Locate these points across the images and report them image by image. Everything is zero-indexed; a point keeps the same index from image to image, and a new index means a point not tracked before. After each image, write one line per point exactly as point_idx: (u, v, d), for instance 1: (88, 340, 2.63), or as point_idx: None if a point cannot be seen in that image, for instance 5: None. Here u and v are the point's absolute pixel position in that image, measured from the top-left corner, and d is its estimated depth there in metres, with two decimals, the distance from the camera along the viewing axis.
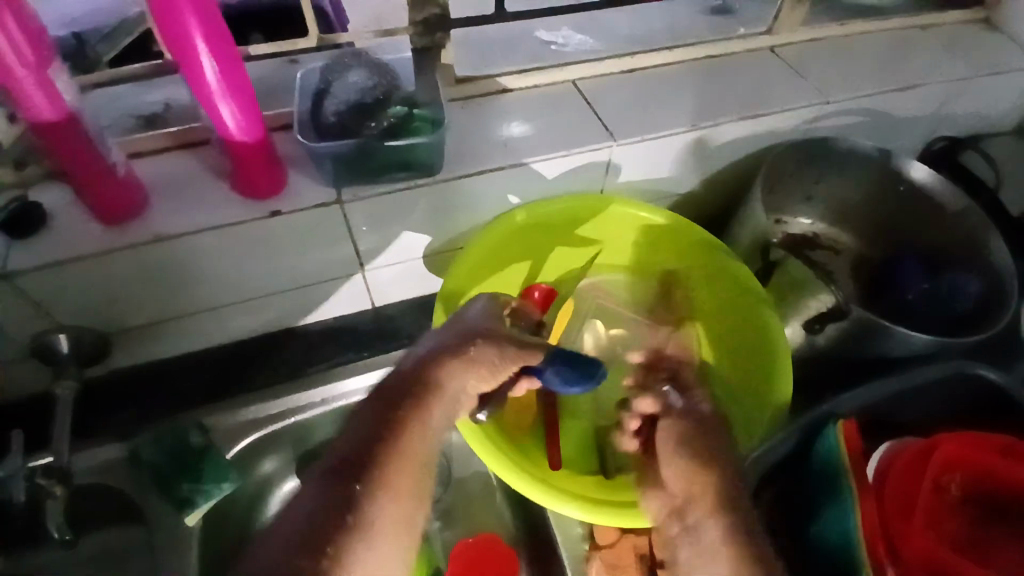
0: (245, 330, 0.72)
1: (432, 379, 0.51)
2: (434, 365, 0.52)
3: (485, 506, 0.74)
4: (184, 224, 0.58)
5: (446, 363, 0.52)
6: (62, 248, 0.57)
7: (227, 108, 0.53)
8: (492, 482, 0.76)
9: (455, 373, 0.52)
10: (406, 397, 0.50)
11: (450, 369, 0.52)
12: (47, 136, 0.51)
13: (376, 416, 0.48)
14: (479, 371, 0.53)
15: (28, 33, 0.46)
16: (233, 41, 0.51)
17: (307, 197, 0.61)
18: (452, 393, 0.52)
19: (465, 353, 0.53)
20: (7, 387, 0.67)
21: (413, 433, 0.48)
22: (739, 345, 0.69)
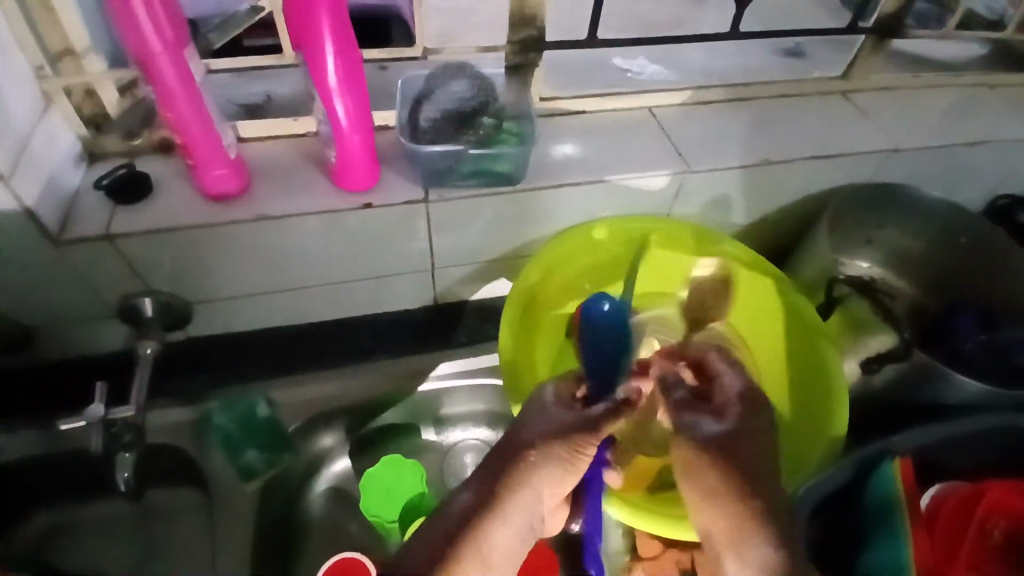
0: (315, 313, 0.75)
1: (499, 498, 0.46)
2: (502, 481, 0.47)
3: None
4: (283, 207, 0.63)
5: (514, 473, 0.47)
6: (165, 217, 0.62)
7: (341, 105, 0.56)
8: None
9: (523, 490, 0.46)
10: (473, 517, 0.46)
11: (517, 482, 0.46)
12: (176, 115, 0.56)
13: (442, 534, 0.46)
14: (551, 477, 0.47)
15: (171, 17, 0.51)
16: (356, 43, 0.55)
17: (397, 193, 0.64)
18: (523, 504, 0.47)
19: (526, 462, 0.47)
20: (93, 343, 0.71)
21: (474, 554, 0.45)
22: (800, 389, 0.70)
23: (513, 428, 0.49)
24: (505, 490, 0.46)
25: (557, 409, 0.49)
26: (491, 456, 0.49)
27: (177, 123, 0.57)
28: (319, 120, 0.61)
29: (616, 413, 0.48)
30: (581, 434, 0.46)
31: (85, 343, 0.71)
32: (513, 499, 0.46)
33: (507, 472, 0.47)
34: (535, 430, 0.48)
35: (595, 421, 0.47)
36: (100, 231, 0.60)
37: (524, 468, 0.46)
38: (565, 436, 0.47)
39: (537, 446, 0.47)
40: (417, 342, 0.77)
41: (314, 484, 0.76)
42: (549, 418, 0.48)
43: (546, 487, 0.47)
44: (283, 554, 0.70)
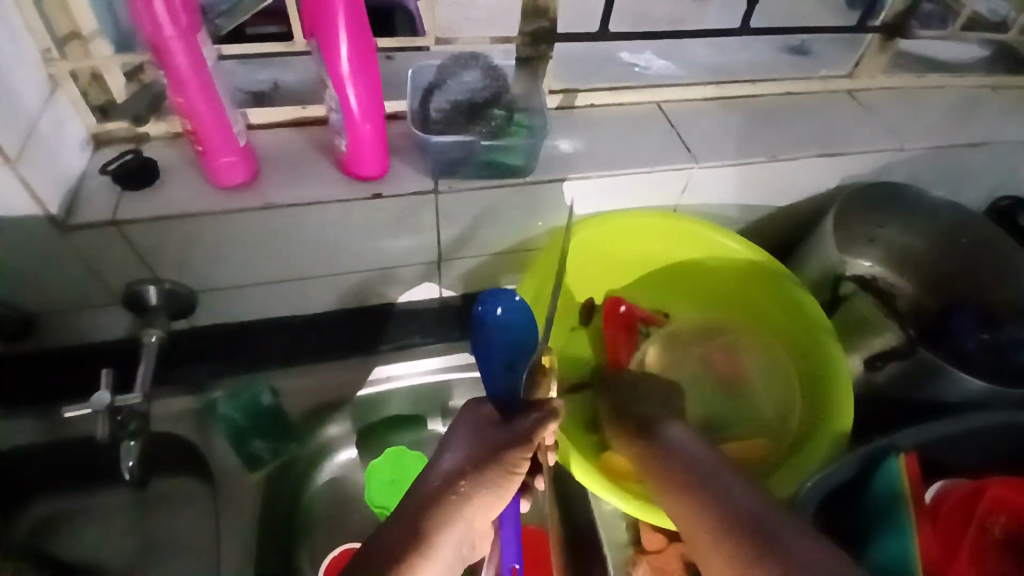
0: (321, 302, 0.75)
1: (428, 530, 0.44)
2: (432, 509, 0.46)
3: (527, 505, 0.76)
4: (291, 196, 0.62)
5: (443, 504, 0.46)
6: (173, 204, 0.61)
7: (353, 92, 0.56)
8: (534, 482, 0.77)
9: (453, 520, 0.46)
10: (397, 553, 0.42)
11: (449, 511, 0.46)
12: (187, 100, 0.55)
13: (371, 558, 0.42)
14: (482, 502, 0.47)
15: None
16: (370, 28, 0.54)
17: (405, 183, 0.64)
18: (453, 536, 0.45)
19: (457, 488, 0.47)
20: (96, 330, 0.71)
21: None
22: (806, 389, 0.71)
23: (444, 456, 0.50)
24: (433, 522, 0.45)
25: (487, 432, 0.51)
26: (424, 487, 0.48)
27: (188, 108, 0.56)
28: (330, 108, 0.60)
29: (544, 421, 0.50)
30: (515, 454, 0.48)
31: (88, 330, 0.71)
32: (444, 534, 0.45)
33: (437, 501, 0.46)
34: (465, 456, 0.49)
35: (525, 436, 0.49)
36: (107, 218, 0.60)
37: (456, 495, 0.47)
38: (496, 457, 0.48)
39: (466, 474, 0.47)
40: (424, 332, 0.77)
41: (318, 472, 0.75)
42: (477, 442, 0.51)
43: (478, 513, 0.48)
44: (286, 545, 0.70)
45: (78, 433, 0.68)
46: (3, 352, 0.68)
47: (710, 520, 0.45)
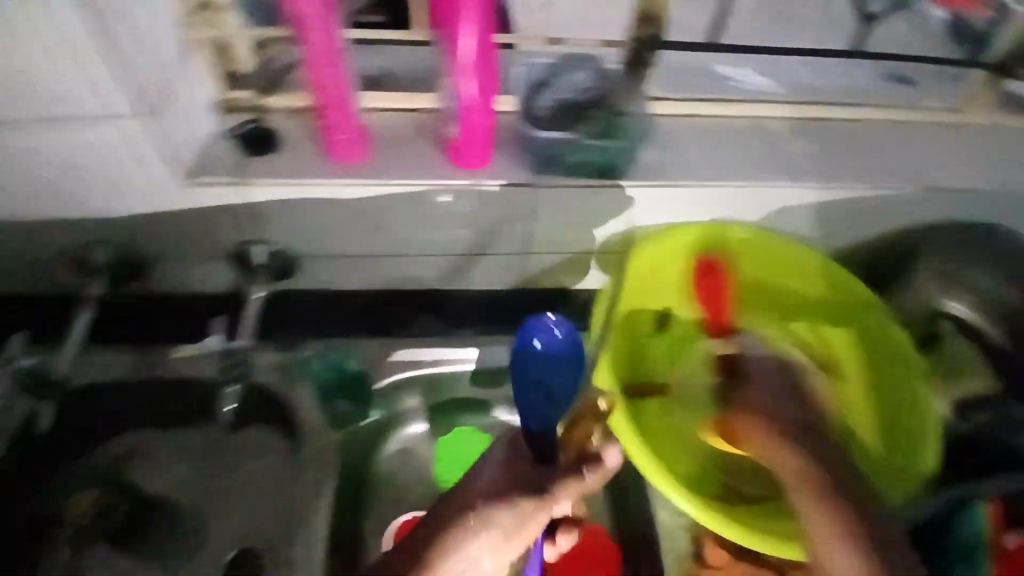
0: (406, 279, 0.78)
1: (433, 551, 0.48)
2: (443, 530, 0.49)
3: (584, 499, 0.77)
4: (400, 176, 0.66)
5: (455, 528, 0.49)
6: (292, 171, 0.65)
7: (468, 83, 0.58)
8: None
9: (460, 547, 0.48)
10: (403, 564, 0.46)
11: (456, 539, 0.48)
12: (318, 77, 0.59)
13: None
14: (490, 541, 0.49)
15: None
16: (492, 22, 0.56)
17: (505, 175, 0.66)
18: (459, 561, 0.48)
19: (469, 517, 0.49)
20: (201, 283, 0.76)
21: None
22: (888, 423, 0.70)
23: (471, 481, 0.53)
24: (438, 545, 0.48)
25: (514, 470, 0.53)
26: (439, 507, 0.52)
27: (317, 84, 0.60)
28: (444, 95, 0.63)
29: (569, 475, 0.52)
30: (529, 500, 0.50)
31: (194, 281, 0.76)
32: (448, 558, 0.48)
33: (449, 526, 0.49)
34: (486, 487, 0.52)
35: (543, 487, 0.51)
36: (232, 177, 0.65)
37: (465, 526, 0.49)
38: (513, 496, 0.50)
39: (477, 507, 0.50)
40: (500, 322, 0.80)
41: (386, 443, 0.79)
42: (503, 475, 0.53)
43: (486, 550, 0.49)
44: (354, 503, 0.74)
45: (177, 375, 0.72)
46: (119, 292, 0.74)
47: (832, 512, 0.48)
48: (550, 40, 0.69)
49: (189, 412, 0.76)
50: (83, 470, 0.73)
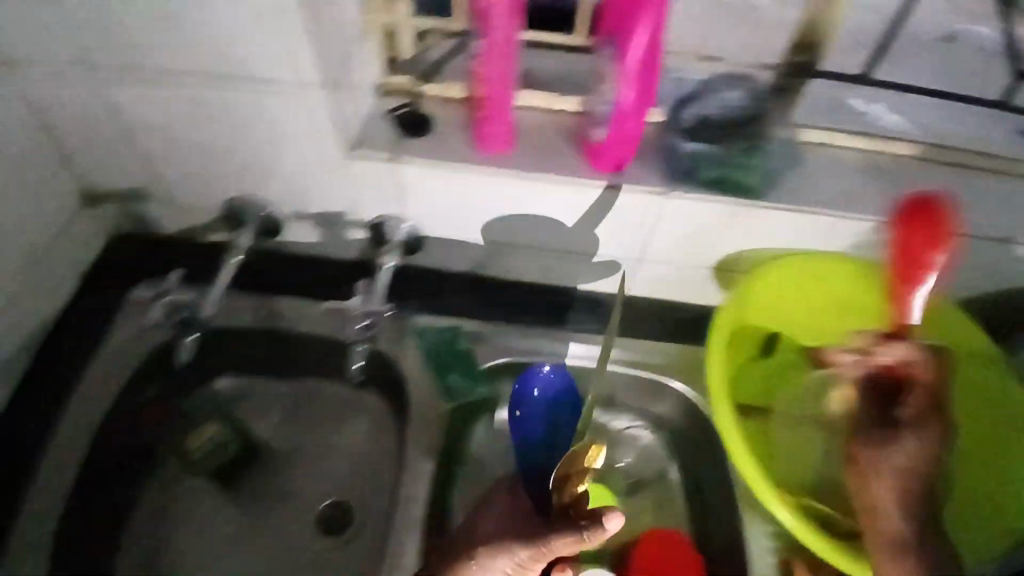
0: (517, 274, 0.82)
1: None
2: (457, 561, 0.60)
3: (668, 508, 0.79)
4: (544, 171, 0.68)
5: (462, 560, 0.60)
6: (443, 154, 0.69)
7: (627, 87, 0.60)
8: (677, 488, 0.80)
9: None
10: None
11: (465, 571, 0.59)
12: (488, 70, 0.63)
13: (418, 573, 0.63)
14: None
15: None
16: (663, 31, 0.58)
17: (644, 181, 0.68)
18: None
19: (473, 557, 0.59)
20: (334, 248, 0.82)
21: None
22: (980, 471, 0.74)
23: (484, 517, 0.63)
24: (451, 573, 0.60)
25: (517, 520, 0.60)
26: (458, 537, 0.63)
27: (486, 77, 0.63)
28: (600, 99, 0.65)
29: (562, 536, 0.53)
30: (520, 547, 0.56)
31: (329, 247, 0.82)
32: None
33: (461, 559, 0.60)
34: (493, 531, 0.60)
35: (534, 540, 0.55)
36: (389, 154, 0.69)
37: (471, 565, 0.59)
38: (511, 542, 0.57)
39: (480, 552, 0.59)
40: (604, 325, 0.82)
41: (482, 422, 0.82)
42: (506, 522, 0.60)
43: None
44: (449, 474, 0.77)
45: (306, 331, 0.79)
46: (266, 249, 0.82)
47: (919, 539, 0.52)
48: (703, 57, 0.71)
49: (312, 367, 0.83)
50: (211, 405, 0.82)
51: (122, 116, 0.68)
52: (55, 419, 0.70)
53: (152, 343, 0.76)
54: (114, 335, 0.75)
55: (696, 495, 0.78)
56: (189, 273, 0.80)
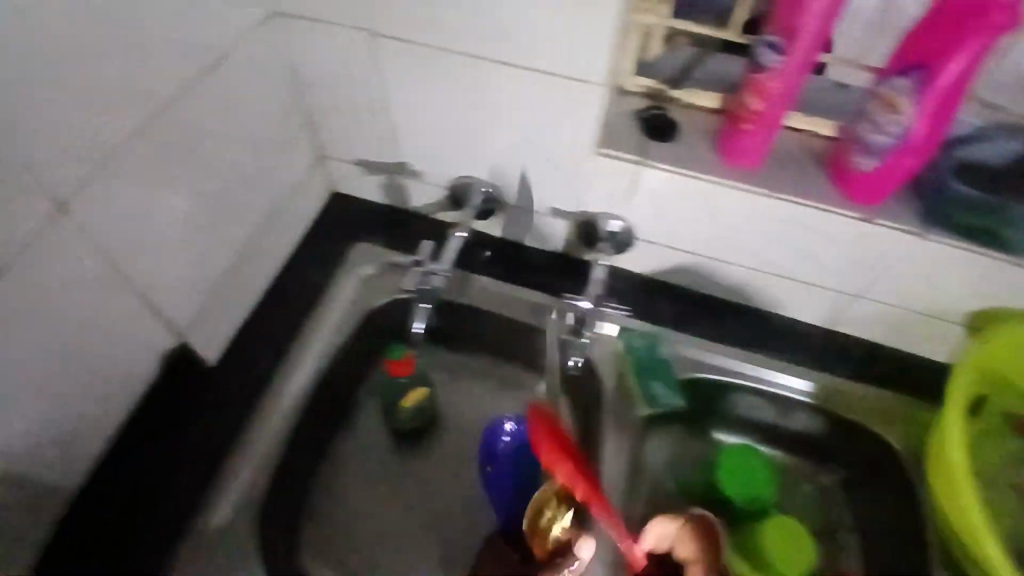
0: (721, 290, 0.83)
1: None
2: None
3: (832, 541, 0.80)
4: (792, 195, 0.68)
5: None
6: (692, 164, 0.69)
7: (921, 115, 0.59)
8: (845, 525, 0.81)
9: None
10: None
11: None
12: (780, 86, 0.60)
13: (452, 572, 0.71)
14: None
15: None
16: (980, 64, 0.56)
17: (894, 218, 0.67)
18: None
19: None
20: (540, 240, 0.84)
21: None
22: None
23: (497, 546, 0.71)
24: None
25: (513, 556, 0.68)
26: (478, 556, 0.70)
27: (772, 93, 0.61)
28: (876, 128, 0.62)
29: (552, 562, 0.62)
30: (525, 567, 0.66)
31: (536, 237, 0.84)
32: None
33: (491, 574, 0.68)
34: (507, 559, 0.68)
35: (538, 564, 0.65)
36: (636, 157, 0.69)
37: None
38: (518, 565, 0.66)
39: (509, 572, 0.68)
40: (796, 354, 0.81)
41: (663, 431, 0.85)
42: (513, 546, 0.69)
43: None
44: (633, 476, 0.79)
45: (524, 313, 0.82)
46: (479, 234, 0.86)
47: None
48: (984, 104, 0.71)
49: (505, 350, 0.87)
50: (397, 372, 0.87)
51: (381, 88, 0.72)
52: (277, 365, 0.76)
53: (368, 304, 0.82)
54: (341, 291, 0.82)
55: (862, 534, 0.80)
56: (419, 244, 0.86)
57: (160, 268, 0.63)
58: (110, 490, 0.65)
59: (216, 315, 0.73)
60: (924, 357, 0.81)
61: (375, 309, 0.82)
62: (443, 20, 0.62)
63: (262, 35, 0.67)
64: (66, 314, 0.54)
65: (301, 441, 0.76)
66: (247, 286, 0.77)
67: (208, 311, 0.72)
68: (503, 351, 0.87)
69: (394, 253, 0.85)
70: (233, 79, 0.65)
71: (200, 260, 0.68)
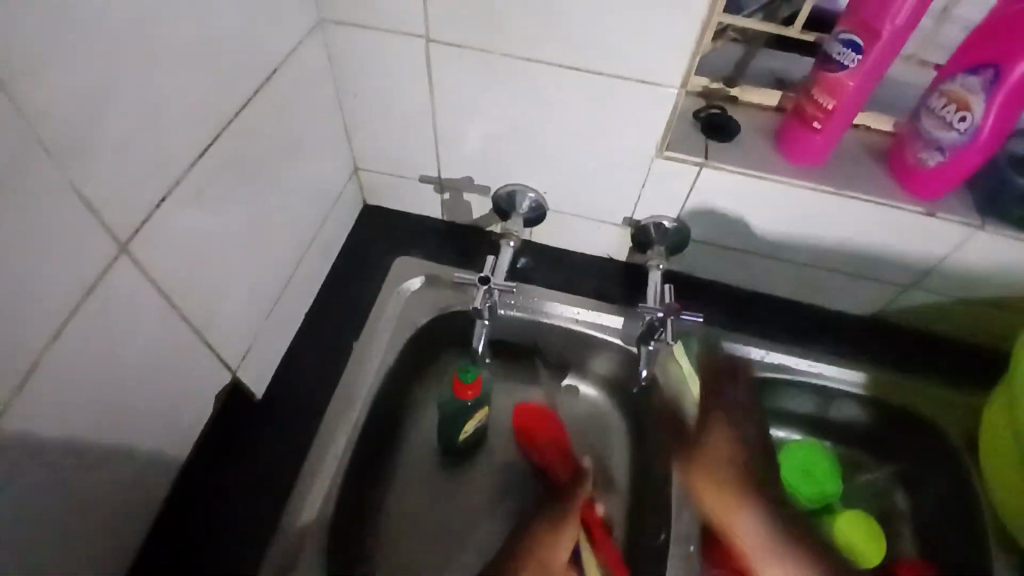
0: (770, 286, 0.84)
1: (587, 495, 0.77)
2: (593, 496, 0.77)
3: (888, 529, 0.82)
4: (856, 191, 0.67)
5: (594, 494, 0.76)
6: (755, 164, 0.68)
7: (991, 112, 0.59)
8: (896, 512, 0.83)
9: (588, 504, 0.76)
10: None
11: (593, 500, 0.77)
12: (857, 85, 0.60)
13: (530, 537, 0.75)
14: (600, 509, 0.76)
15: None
16: None
17: (956, 211, 0.67)
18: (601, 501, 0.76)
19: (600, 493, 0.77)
20: (590, 245, 0.84)
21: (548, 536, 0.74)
22: None
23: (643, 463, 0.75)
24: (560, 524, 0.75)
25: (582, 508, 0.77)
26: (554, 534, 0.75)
27: (848, 92, 0.61)
28: (945, 124, 0.63)
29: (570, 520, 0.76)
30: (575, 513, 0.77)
31: (585, 243, 0.84)
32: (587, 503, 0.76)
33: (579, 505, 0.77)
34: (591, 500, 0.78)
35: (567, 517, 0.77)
36: (700, 158, 0.68)
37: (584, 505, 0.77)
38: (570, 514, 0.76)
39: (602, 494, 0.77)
40: (848, 347, 0.82)
41: None
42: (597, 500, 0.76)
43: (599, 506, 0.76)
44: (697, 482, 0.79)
45: (581, 320, 0.80)
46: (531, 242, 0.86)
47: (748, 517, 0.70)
48: None
49: (556, 358, 0.86)
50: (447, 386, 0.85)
51: (430, 97, 0.70)
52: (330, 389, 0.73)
53: (417, 318, 0.80)
54: (385, 309, 0.78)
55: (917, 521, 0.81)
56: (465, 255, 0.84)
57: (219, 299, 0.59)
58: (177, 539, 0.60)
59: (268, 341, 0.70)
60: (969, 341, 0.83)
61: (426, 322, 0.80)
62: (502, 29, 0.60)
63: (308, 47, 0.64)
64: (137, 359, 0.50)
65: (360, 466, 0.73)
66: (294, 307, 0.75)
67: (261, 337, 0.69)
68: (554, 359, 0.86)
69: (444, 266, 0.82)
70: (281, 92, 0.61)
71: (253, 287, 0.65)
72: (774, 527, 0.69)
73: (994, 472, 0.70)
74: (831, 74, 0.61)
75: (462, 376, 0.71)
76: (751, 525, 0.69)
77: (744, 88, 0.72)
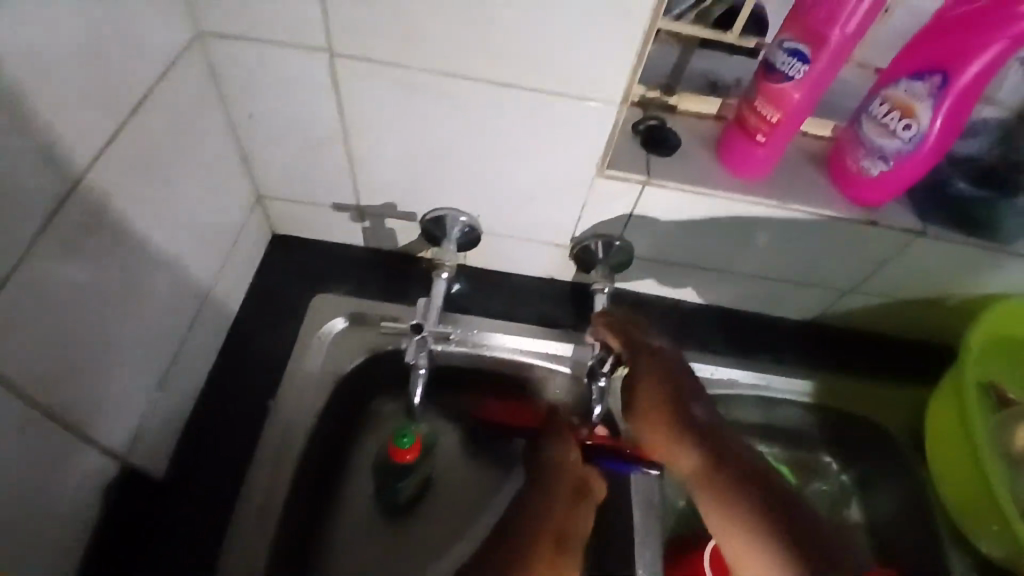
0: (714, 298, 0.81)
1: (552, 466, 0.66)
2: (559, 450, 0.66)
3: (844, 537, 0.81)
4: (803, 204, 0.64)
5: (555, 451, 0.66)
6: (700, 179, 0.64)
7: (935, 120, 0.57)
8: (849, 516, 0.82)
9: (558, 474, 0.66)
10: None
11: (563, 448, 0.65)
12: (802, 97, 0.56)
13: None
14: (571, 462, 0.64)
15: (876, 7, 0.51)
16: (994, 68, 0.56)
17: (899, 219, 0.66)
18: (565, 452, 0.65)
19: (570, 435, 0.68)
20: (528, 267, 0.78)
21: None
22: None
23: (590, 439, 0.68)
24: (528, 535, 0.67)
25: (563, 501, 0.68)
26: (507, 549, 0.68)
27: (794, 103, 0.57)
28: (888, 131, 0.60)
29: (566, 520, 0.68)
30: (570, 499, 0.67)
31: (524, 265, 0.78)
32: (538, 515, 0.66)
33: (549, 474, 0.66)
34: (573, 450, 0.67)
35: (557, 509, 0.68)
36: (643, 175, 0.63)
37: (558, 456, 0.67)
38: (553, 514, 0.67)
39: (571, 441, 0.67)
40: (794, 354, 0.80)
41: None
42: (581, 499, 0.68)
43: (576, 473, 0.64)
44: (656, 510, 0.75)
45: (527, 350, 0.75)
46: (468, 268, 0.80)
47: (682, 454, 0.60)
48: None
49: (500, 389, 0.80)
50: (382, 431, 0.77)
51: (339, 118, 0.61)
52: (246, 458, 0.64)
53: (343, 364, 0.72)
54: (306, 355, 0.70)
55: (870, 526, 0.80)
56: (392, 287, 0.77)
57: (90, 382, 0.49)
58: None
59: (163, 413, 0.61)
60: (904, 336, 0.84)
61: (354, 367, 0.72)
62: (417, 44, 0.52)
63: (183, 66, 0.54)
64: None
65: (288, 539, 0.64)
66: (194, 366, 0.65)
67: (153, 411, 0.59)
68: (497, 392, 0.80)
69: (368, 302, 0.74)
70: (152, 121, 0.51)
71: (135, 358, 0.55)
72: (736, 499, 0.57)
73: (942, 470, 0.72)
74: (775, 84, 0.57)
75: (398, 441, 0.68)
76: (714, 499, 0.58)
77: (682, 95, 0.68)
